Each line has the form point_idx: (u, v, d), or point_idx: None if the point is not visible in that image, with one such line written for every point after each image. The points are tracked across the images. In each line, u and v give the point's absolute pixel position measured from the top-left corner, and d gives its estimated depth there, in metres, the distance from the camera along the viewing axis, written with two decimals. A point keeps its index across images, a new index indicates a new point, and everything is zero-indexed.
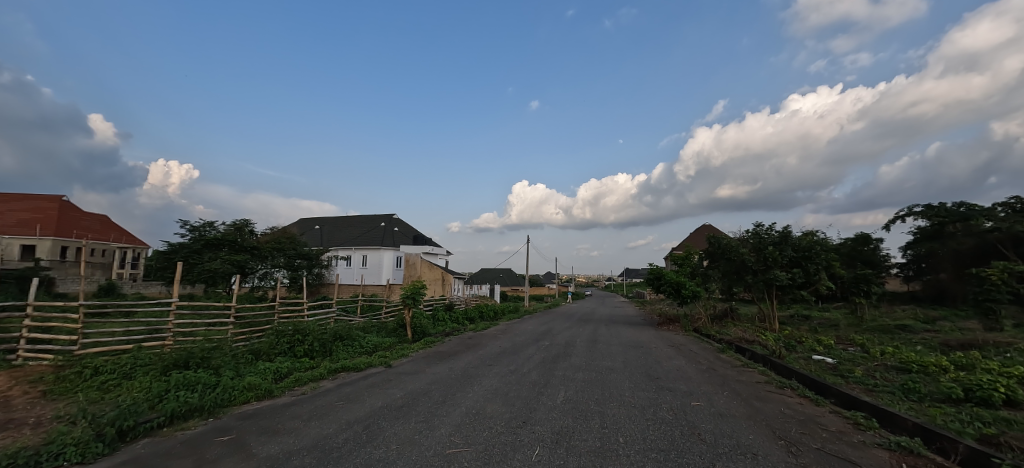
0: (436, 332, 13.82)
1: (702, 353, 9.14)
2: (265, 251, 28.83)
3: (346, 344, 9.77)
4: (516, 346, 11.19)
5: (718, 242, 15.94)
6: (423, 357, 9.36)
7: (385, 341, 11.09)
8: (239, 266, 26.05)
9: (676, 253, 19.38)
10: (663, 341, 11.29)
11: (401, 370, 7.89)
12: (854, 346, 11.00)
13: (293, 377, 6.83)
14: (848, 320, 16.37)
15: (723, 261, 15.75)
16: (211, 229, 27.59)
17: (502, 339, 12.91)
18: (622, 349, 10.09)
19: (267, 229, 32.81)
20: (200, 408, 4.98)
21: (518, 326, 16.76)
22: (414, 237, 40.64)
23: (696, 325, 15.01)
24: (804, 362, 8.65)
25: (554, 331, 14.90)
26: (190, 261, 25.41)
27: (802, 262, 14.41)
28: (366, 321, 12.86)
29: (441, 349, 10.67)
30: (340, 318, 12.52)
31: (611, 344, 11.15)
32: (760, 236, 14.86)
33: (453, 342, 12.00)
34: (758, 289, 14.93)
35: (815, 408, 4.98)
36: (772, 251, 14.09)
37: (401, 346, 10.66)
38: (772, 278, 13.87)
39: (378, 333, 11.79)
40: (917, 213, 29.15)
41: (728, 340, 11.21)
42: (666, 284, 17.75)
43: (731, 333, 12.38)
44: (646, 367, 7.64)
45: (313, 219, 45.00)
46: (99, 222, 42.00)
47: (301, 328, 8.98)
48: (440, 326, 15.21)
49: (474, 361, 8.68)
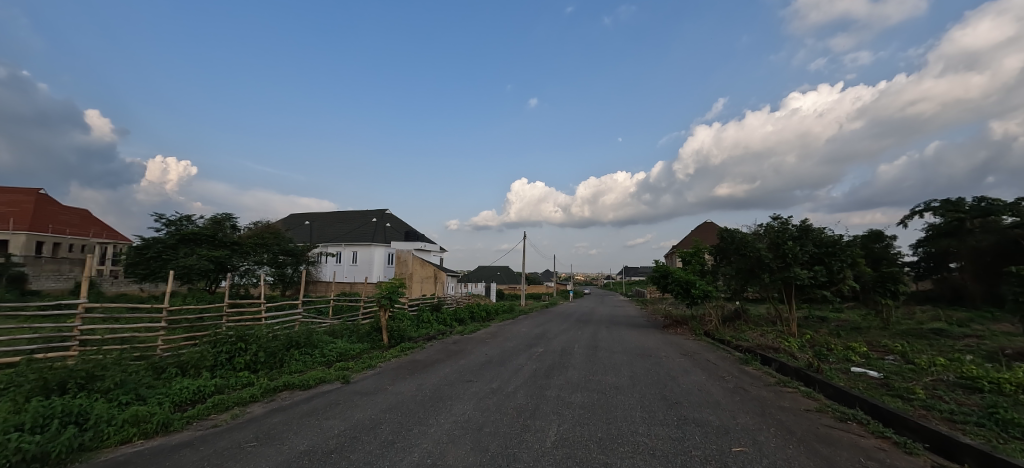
0: (417, 336, 12.37)
1: (723, 366, 7.69)
2: (246, 247, 27.34)
3: (303, 353, 8.32)
4: (506, 353, 9.75)
5: (729, 234, 14.40)
6: (392, 368, 7.91)
7: (354, 347, 9.63)
8: (217, 263, 24.55)
9: (682, 248, 17.88)
10: (673, 348, 9.87)
11: (358, 387, 6.41)
12: (892, 355, 9.62)
13: (212, 401, 5.38)
14: (872, 323, 14.95)
15: (736, 257, 14.25)
16: (188, 223, 26.17)
17: (489, 344, 11.43)
18: (627, 358, 8.67)
19: (251, 223, 31.31)
20: (41, 458, 3.52)
21: (511, 328, 15.29)
22: (406, 232, 39.07)
23: (707, 328, 13.58)
24: (847, 378, 7.21)
25: (550, 335, 13.43)
26: (164, 257, 23.87)
27: (824, 259, 12.99)
28: (337, 324, 11.40)
29: (418, 357, 9.22)
30: (306, 321, 11.04)
31: (615, 351, 9.70)
32: (778, 230, 13.37)
33: (434, 348, 10.53)
34: (775, 289, 13.50)
35: (909, 460, 3.55)
36: (793, 247, 12.64)
37: (371, 354, 9.20)
38: (792, 278, 12.46)
39: (348, 339, 10.33)
40: (932, 209, 27.70)
41: (747, 347, 9.79)
42: (674, 281, 16.03)
43: (750, 339, 10.95)
44: (661, 386, 6.17)
45: (302, 214, 43.46)
46: (79, 216, 40.46)
47: (246, 334, 7.53)
48: (423, 328, 13.75)
49: (451, 375, 7.22)
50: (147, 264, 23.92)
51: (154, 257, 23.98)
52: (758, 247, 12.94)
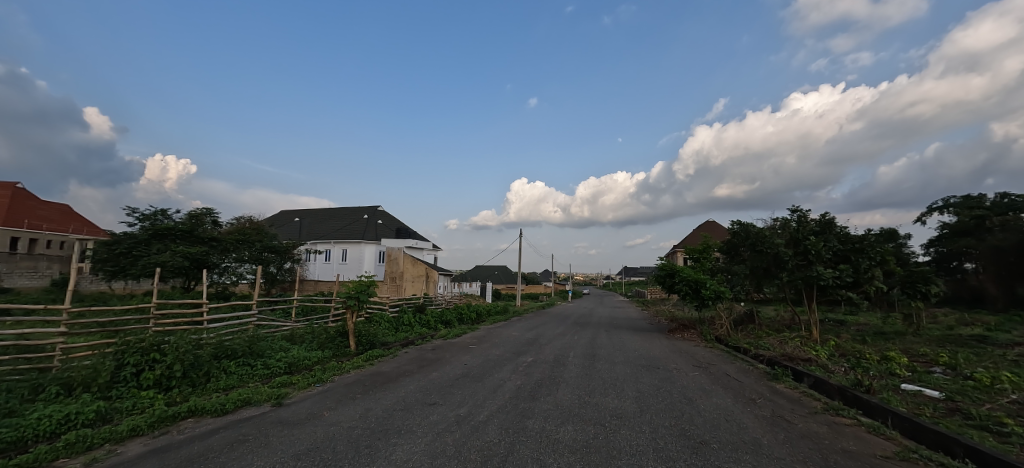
0: (392, 342, 10.96)
1: (749, 385, 6.28)
2: (226, 243, 25.92)
3: (241, 365, 6.93)
4: (488, 363, 8.33)
5: (741, 228, 12.86)
6: (344, 385, 6.48)
7: (311, 356, 8.24)
8: (193, 260, 23.17)
9: (688, 244, 16.40)
10: (683, 358, 8.46)
11: (288, 415, 4.99)
12: (941, 367, 8.22)
13: (71, 438, 3.98)
14: (899, 328, 13.57)
15: (749, 255, 12.82)
16: (164, 218, 24.82)
17: (473, 351, 9.99)
18: (631, 371, 7.25)
19: (232, 218, 29.71)
20: None
21: (500, 332, 13.88)
22: (398, 230, 37.60)
23: (719, 333, 12.13)
24: (905, 401, 5.81)
25: (543, 339, 12.03)
26: (135, 253, 22.45)
27: (850, 257, 11.61)
28: (298, 330, 10.02)
29: (384, 368, 7.83)
30: (261, 326, 9.63)
31: (616, 360, 8.31)
32: (798, 224, 11.94)
33: (406, 357, 9.10)
34: (794, 289, 12.11)
35: None
36: (816, 243, 11.23)
37: (329, 365, 7.79)
38: (815, 277, 11.05)
39: (306, 346, 8.93)
40: (946, 207, 26.43)
41: (770, 358, 8.37)
42: (682, 282, 14.48)
43: (771, 346, 9.55)
44: (676, 413, 4.76)
45: (291, 211, 42.03)
46: (59, 212, 38.96)
47: (162, 343, 6.13)
48: (401, 333, 12.33)
49: (413, 395, 5.79)
50: (117, 260, 22.49)
51: (125, 254, 22.56)
52: (776, 242, 11.50)
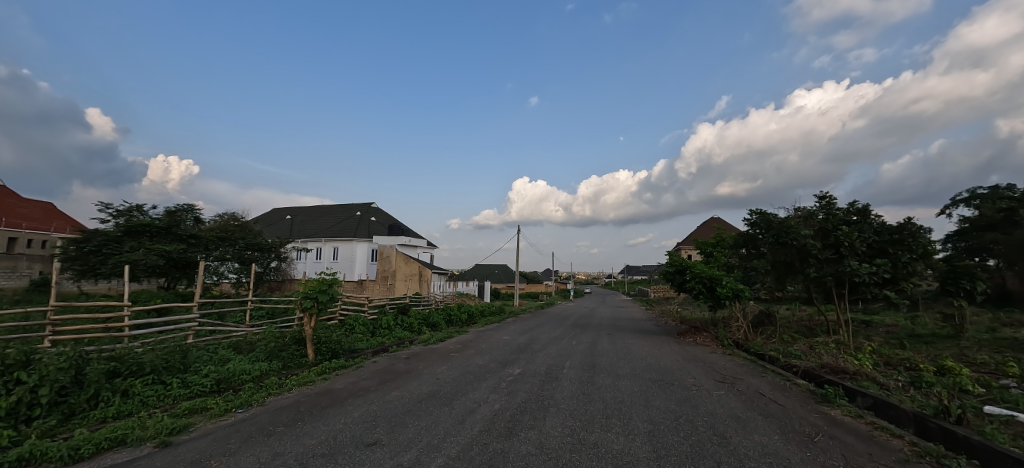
0: (362, 349, 9.56)
1: (794, 411, 4.82)
2: (206, 240, 24.59)
3: (148, 385, 5.53)
4: (465, 377, 6.90)
5: (760, 219, 11.24)
6: (271, 412, 5.05)
7: (252, 369, 6.84)
8: (169, 258, 21.84)
9: (699, 238, 14.66)
10: (700, 370, 7.03)
11: (160, 465, 3.56)
12: (1017, 382, 6.75)
13: None
14: (937, 330, 12.08)
15: (768, 248, 11.28)
16: (139, 214, 23.43)
17: (453, 360, 8.57)
18: (639, 389, 5.83)
19: (215, 215, 28.36)
20: None
21: (490, 336, 12.44)
22: (390, 226, 36.14)
23: (736, 337, 10.65)
24: (1009, 435, 4.35)
25: (536, 345, 10.61)
26: (105, 251, 21.09)
27: (887, 250, 10.16)
28: (248, 338, 8.60)
29: (336, 385, 6.40)
30: (199, 336, 8.19)
31: (622, 373, 6.85)
32: (826, 212, 10.41)
33: (372, 370, 7.66)
34: (821, 287, 10.64)
35: None
36: (850, 234, 9.77)
37: (270, 380, 6.41)
38: (849, 273, 9.68)
39: (250, 357, 7.52)
40: (968, 199, 24.82)
41: (807, 370, 6.92)
42: (695, 280, 12.60)
43: (803, 354, 8.09)
44: (710, 464, 3.31)
45: (283, 208, 40.72)
46: (42, 211, 37.72)
47: (29, 360, 4.73)
48: (377, 338, 10.93)
49: (350, 429, 4.34)
50: (86, 259, 21.11)
51: (95, 252, 21.20)
52: (804, 233, 9.96)
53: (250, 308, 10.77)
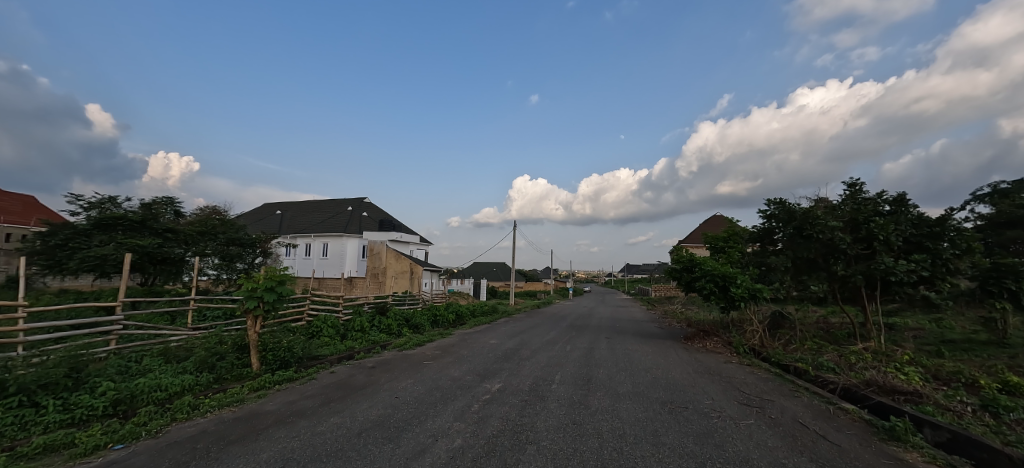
0: (324, 356, 8.32)
1: (856, 454, 3.58)
2: (184, 234, 23.30)
3: (10, 409, 4.32)
4: (431, 395, 5.65)
5: (780, 210, 9.97)
6: (153, 451, 3.81)
7: (171, 385, 5.62)
8: (143, 253, 20.55)
9: (710, 232, 13.18)
10: (718, 388, 5.78)
11: None
12: None
13: None
14: (973, 336, 10.84)
15: (787, 242, 10.03)
16: (112, 206, 22.11)
17: (426, 370, 7.35)
18: (646, 416, 4.57)
19: (196, 208, 27.07)
20: None
21: (475, 340, 11.22)
22: (382, 220, 34.75)
23: (753, 343, 9.39)
24: None
25: (525, 350, 9.35)
26: (72, 246, 19.71)
27: (924, 245, 8.91)
28: (183, 344, 7.36)
29: (267, 407, 5.16)
30: (121, 346, 6.92)
31: (623, 392, 5.60)
32: (855, 202, 9.16)
33: (324, 383, 6.42)
34: (849, 286, 9.37)
35: None
36: (884, 226, 8.51)
37: (186, 399, 5.21)
38: (884, 271, 8.44)
39: (176, 369, 6.29)
40: (988, 195, 23.42)
41: (849, 388, 5.67)
42: (705, 278, 11.08)
43: (837, 366, 6.84)
44: None
45: (273, 204, 39.46)
46: (21, 205, 36.37)
47: None
48: (346, 343, 9.66)
49: None
50: (52, 253, 19.77)
51: (62, 246, 19.86)
52: (832, 224, 8.66)
53: (194, 309, 9.55)
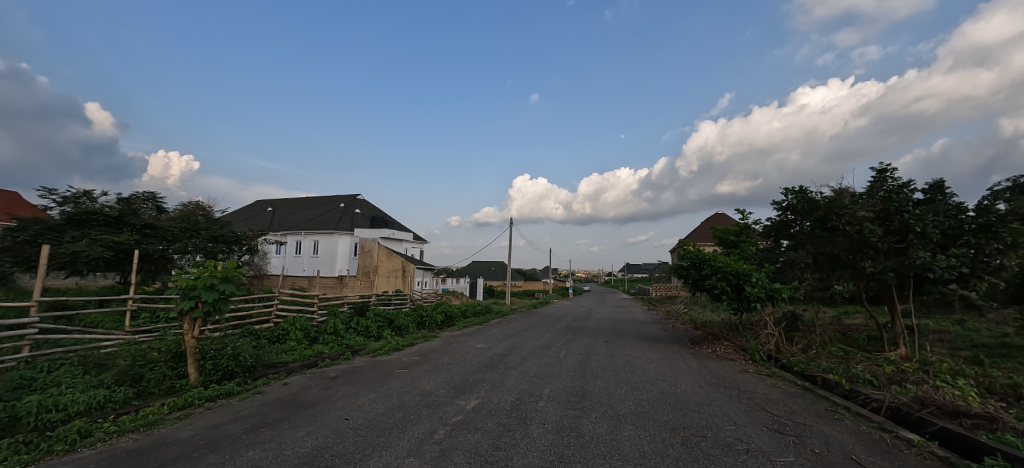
0: (283, 364, 7.28)
1: None
2: (164, 230, 22.26)
3: None
4: (389, 416, 4.63)
5: (799, 200, 8.96)
6: None
7: (73, 403, 4.61)
8: (119, 250, 19.49)
9: (718, 226, 12.11)
10: (740, 408, 4.74)
11: None
12: None
13: None
14: (1008, 341, 9.84)
15: (808, 236, 9.02)
16: (88, 201, 21.03)
17: (395, 381, 6.33)
18: (656, 451, 3.53)
19: (180, 204, 26.00)
20: None
21: (460, 343, 10.22)
22: (374, 217, 33.74)
23: (770, 349, 8.35)
24: None
25: (514, 357, 8.34)
26: (42, 242, 18.67)
27: (962, 239, 7.92)
28: (113, 350, 6.34)
29: (180, 434, 4.15)
30: (34, 355, 5.89)
31: (624, 413, 4.57)
32: (886, 191, 8.13)
33: (269, 399, 5.38)
34: (877, 285, 8.35)
35: None
36: (921, 217, 7.48)
37: (81, 423, 4.19)
38: (920, 268, 7.42)
39: (91, 382, 5.26)
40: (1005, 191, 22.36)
41: (902, 408, 4.64)
42: (715, 276, 10.04)
43: (876, 378, 5.81)
44: None
45: (264, 201, 38.41)
46: (3, 201, 35.24)
47: None
48: (314, 348, 8.63)
49: None
50: (20, 250, 18.66)
51: (31, 242, 18.78)
52: (862, 215, 7.66)
53: (131, 310, 8.43)
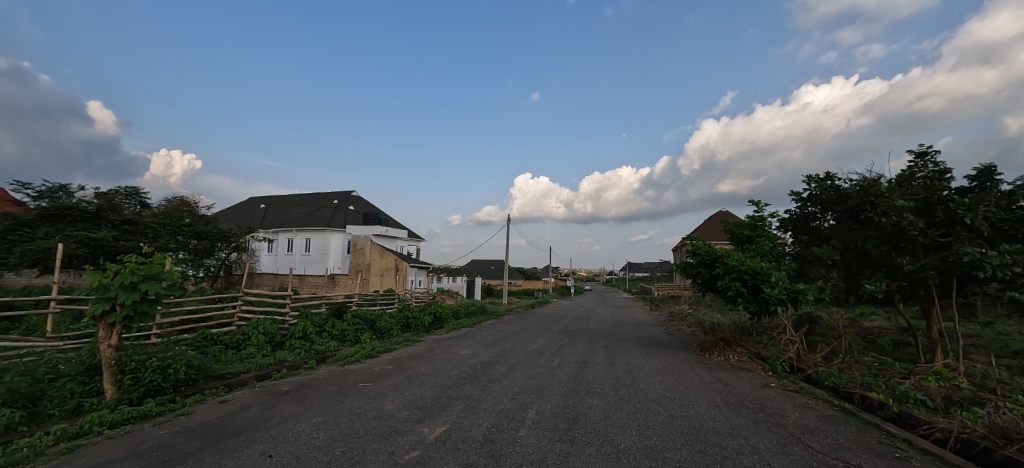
0: (232, 376, 6.29)
1: None
2: (146, 226, 21.33)
3: None
4: (326, 451, 3.61)
5: (823, 190, 7.92)
6: None
7: None
8: (95, 247, 18.54)
9: (730, 220, 11.06)
10: (775, 441, 3.73)
11: None
12: None
13: None
14: None
15: (834, 230, 8.02)
16: (65, 194, 20.07)
17: (353, 399, 5.33)
18: None
19: (165, 199, 25.05)
20: None
21: (443, 349, 9.22)
22: (368, 214, 32.71)
23: (792, 358, 7.33)
24: None
25: (500, 367, 7.35)
26: (13, 238, 17.74)
27: (1013, 232, 6.90)
28: (21, 360, 5.33)
29: None
30: None
31: (625, 448, 3.58)
32: (927, 178, 7.09)
33: (189, 425, 4.38)
34: (913, 285, 7.32)
35: None
36: (971, 207, 6.47)
37: None
38: (968, 265, 6.41)
39: None
40: None
41: (980, 443, 3.63)
42: (729, 276, 9.02)
43: (932, 398, 4.79)
44: None
45: (257, 198, 37.51)
46: None
47: None
48: (276, 356, 7.65)
49: None
50: None
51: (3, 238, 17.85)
52: (902, 204, 6.65)
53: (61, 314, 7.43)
